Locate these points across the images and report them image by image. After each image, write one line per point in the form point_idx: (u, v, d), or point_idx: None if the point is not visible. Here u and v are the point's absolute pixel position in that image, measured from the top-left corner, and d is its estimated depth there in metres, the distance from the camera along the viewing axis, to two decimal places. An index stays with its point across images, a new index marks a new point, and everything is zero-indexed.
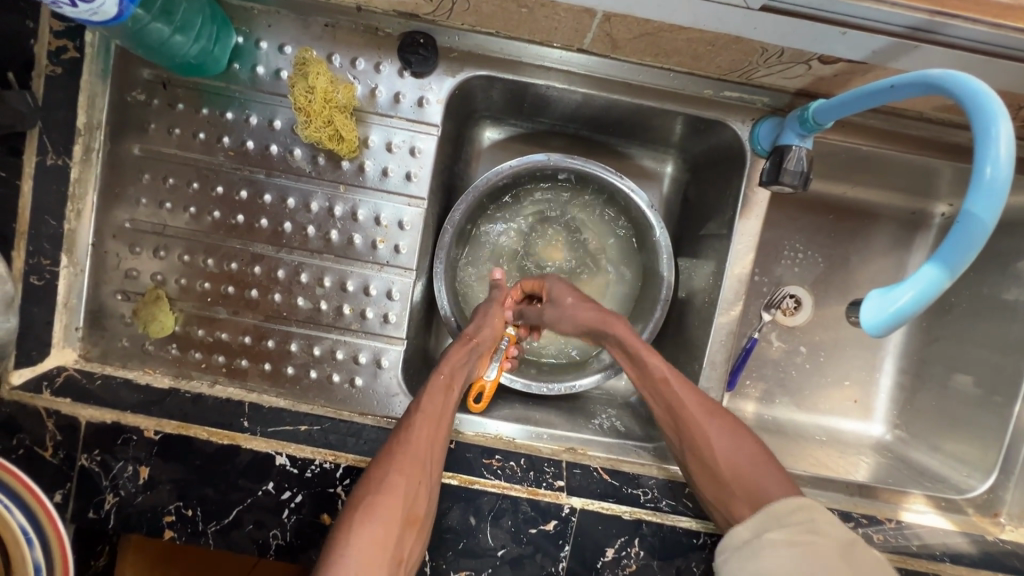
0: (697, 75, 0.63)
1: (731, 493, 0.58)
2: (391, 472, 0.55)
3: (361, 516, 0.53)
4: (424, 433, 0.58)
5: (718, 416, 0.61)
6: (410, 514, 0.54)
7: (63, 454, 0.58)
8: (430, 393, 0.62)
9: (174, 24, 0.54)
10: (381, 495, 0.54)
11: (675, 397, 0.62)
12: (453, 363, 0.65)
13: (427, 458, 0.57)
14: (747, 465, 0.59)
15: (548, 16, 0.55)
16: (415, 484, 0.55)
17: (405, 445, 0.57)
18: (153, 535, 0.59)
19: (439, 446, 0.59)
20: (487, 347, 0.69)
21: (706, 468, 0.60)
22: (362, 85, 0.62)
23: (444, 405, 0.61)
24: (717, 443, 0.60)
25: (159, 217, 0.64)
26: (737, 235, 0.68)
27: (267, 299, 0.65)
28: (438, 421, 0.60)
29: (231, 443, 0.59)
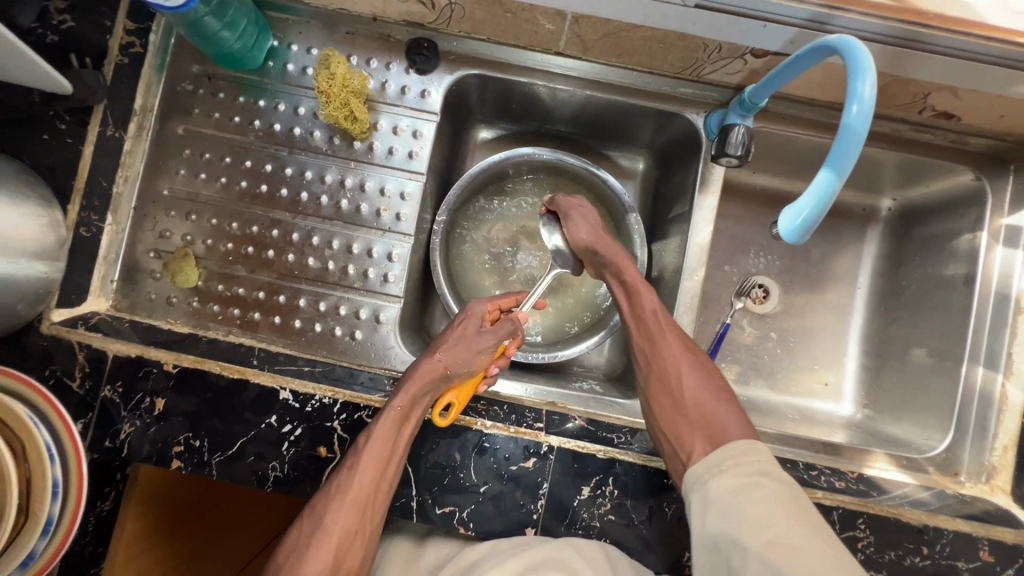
0: (656, 74, 0.75)
1: (694, 430, 0.66)
2: (331, 514, 0.60)
3: (303, 552, 0.60)
4: (365, 477, 0.60)
5: (691, 358, 0.70)
6: (342, 563, 0.61)
7: (89, 383, 0.64)
8: (380, 430, 0.62)
9: (223, 21, 0.66)
10: (317, 540, 0.60)
11: (657, 333, 0.71)
12: (410, 395, 0.64)
13: (368, 503, 0.61)
14: (713, 402, 0.68)
15: (529, 19, 0.67)
16: (349, 529, 0.61)
17: (345, 488, 0.60)
18: (162, 464, 0.64)
19: (382, 490, 0.62)
20: (458, 374, 0.68)
21: (676, 404, 0.68)
22: (376, 81, 0.74)
23: (396, 440, 0.62)
24: (690, 383, 0.69)
25: (193, 186, 0.74)
26: (697, 209, 0.77)
27: (282, 259, 0.73)
28: (384, 465, 0.61)
29: (241, 377, 0.65)
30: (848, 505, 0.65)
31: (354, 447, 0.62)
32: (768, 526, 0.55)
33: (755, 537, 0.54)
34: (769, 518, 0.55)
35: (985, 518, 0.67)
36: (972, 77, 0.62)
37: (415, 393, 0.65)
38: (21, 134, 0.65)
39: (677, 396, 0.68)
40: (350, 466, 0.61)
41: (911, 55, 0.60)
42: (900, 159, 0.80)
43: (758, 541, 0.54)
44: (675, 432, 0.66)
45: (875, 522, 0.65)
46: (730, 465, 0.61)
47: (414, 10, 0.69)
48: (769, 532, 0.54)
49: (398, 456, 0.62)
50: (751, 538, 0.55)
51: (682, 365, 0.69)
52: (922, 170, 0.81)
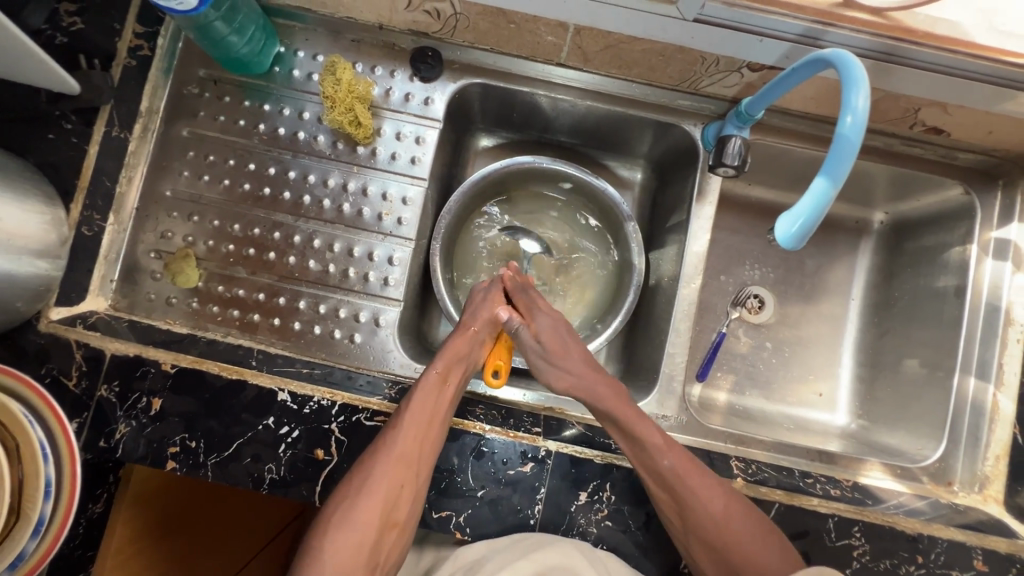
0: (655, 86, 0.77)
1: (725, 563, 0.61)
2: (376, 472, 0.61)
3: (347, 510, 0.60)
4: (412, 434, 0.62)
5: (706, 480, 0.63)
6: (388, 520, 0.61)
7: (86, 381, 0.64)
8: (423, 390, 0.65)
9: (233, 27, 0.67)
10: (362, 497, 0.61)
11: (667, 471, 0.63)
12: (448, 359, 0.68)
13: (415, 463, 0.62)
14: (740, 519, 0.62)
15: (533, 30, 0.68)
16: (396, 487, 0.61)
17: (390, 447, 0.61)
18: (157, 465, 0.64)
19: (426, 451, 0.63)
20: (489, 333, 0.73)
21: (701, 535, 0.61)
22: (380, 88, 0.75)
23: (439, 399, 0.65)
24: (711, 509, 0.62)
25: (197, 188, 0.74)
26: (695, 218, 0.78)
27: (283, 261, 0.74)
28: (428, 424, 0.63)
29: (239, 377, 0.65)
30: (843, 513, 0.66)
31: (398, 408, 0.64)
32: None
33: None
34: None
35: (979, 527, 0.68)
36: (960, 93, 0.65)
37: (452, 357, 0.69)
38: (27, 133, 0.65)
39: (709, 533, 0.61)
40: (395, 425, 0.62)
41: (901, 70, 0.63)
42: (892, 173, 0.82)
43: None
44: (696, 556, 0.62)
45: (870, 531, 0.66)
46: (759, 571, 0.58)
47: (420, 19, 0.71)
48: None
49: (442, 414, 0.65)
50: None
51: (698, 491, 0.62)
52: (913, 184, 0.83)
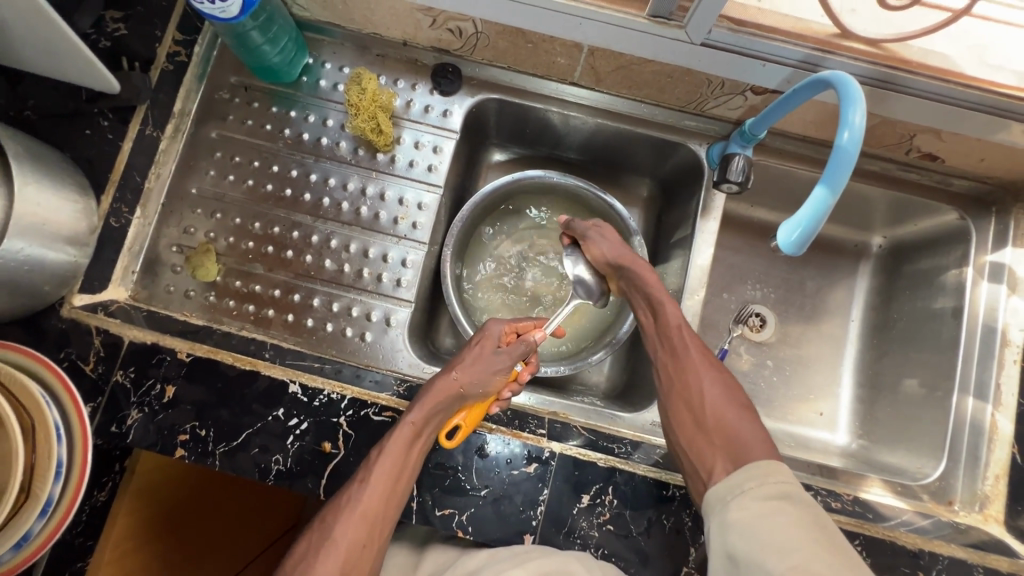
0: (662, 107, 0.80)
1: (716, 449, 0.65)
2: (338, 527, 0.61)
3: (307, 567, 0.60)
4: (376, 492, 0.61)
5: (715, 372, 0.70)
6: None
7: (102, 367, 0.66)
8: (393, 445, 0.62)
9: (267, 37, 0.71)
10: (324, 553, 0.60)
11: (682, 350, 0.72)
12: (425, 411, 0.65)
13: (378, 518, 0.61)
14: (736, 420, 0.67)
15: (549, 50, 0.73)
16: (358, 540, 0.61)
17: (353, 503, 0.61)
18: (166, 453, 0.64)
19: (389, 508, 0.62)
20: (473, 393, 0.69)
21: (698, 419, 0.68)
22: (402, 100, 0.79)
23: (407, 455, 0.63)
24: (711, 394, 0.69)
25: (221, 187, 0.77)
26: (699, 232, 0.81)
27: (299, 259, 0.76)
28: (394, 481, 0.61)
29: (253, 368, 0.67)
30: (843, 525, 0.66)
31: (363, 463, 0.63)
32: (794, 551, 0.52)
33: (778, 563, 0.52)
34: (791, 542, 0.53)
35: (980, 546, 0.68)
36: (952, 120, 0.68)
37: (430, 407, 0.66)
38: (66, 127, 0.69)
39: (699, 412, 0.68)
40: (358, 481, 0.61)
41: (895, 96, 0.67)
42: (889, 197, 0.85)
43: (779, 566, 0.52)
44: (694, 446, 0.66)
45: (871, 544, 0.66)
46: (755, 485, 0.60)
47: (442, 36, 0.75)
48: (793, 557, 0.52)
49: (410, 470, 0.63)
50: (774, 563, 0.52)
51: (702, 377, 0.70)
52: (909, 209, 0.86)
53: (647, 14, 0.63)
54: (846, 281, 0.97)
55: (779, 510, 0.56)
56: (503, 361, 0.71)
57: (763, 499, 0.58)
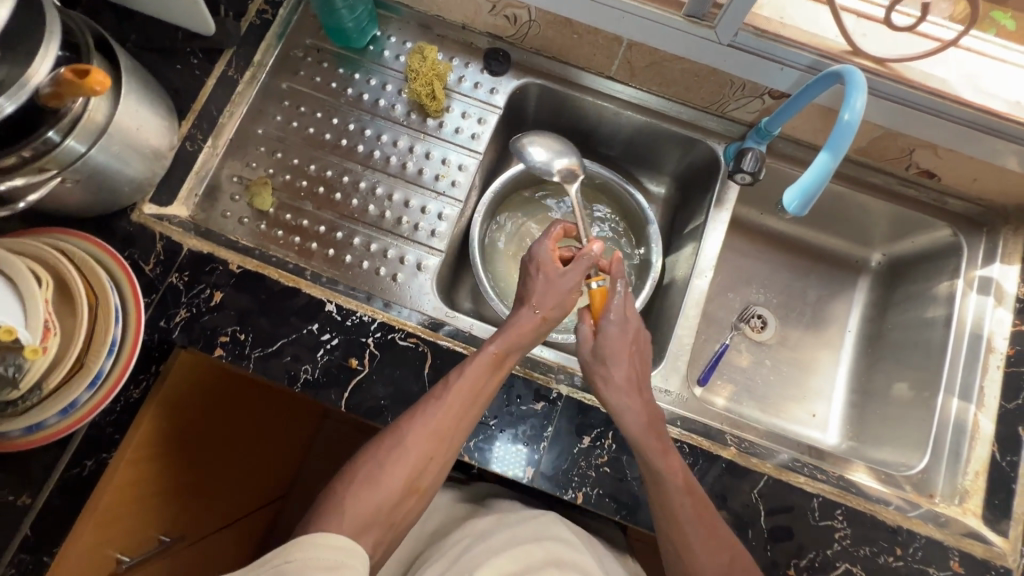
0: (688, 106, 0.89)
1: None
2: (415, 432, 0.63)
3: (381, 465, 0.63)
4: (453, 405, 0.65)
5: (702, 513, 0.63)
6: (413, 484, 0.64)
7: (160, 268, 0.72)
8: (474, 368, 0.66)
9: (347, 3, 0.81)
10: (394, 459, 0.63)
11: (670, 492, 0.63)
12: (507, 342, 0.68)
13: (449, 433, 0.65)
14: (721, 563, 0.62)
15: (592, 42, 0.82)
16: (427, 452, 0.64)
17: (431, 414, 0.64)
18: (206, 351, 0.70)
19: (462, 424, 0.66)
20: (552, 322, 0.72)
21: (679, 557, 0.63)
22: (455, 75, 0.88)
23: (484, 381, 0.67)
24: (698, 543, 0.62)
25: (284, 131, 0.86)
26: (712, 220, 0.87)
27: (346, 202, 0.83)
28: (472, 397, 0.65)
29: (295, 285, 0.73)
30: (826, 495, 0.71)
31: (444, 381, 0.66)
32: None
33: None
34: None
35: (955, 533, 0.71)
36: (947, 136, 0.76)
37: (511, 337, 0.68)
38: (161, 60, 0.78)
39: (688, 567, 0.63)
40: (439, 395, 0.65)
41: (897, 108, 0.75)
42: (889, 211, 0.92)
43: None
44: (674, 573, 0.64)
45: (852, 516, 0.70)
46: None
47: (498, 23, 0.85)
48: None
49: (485, 394, 0.67)
50: None
51: (688, 526, 0.62)
52: (907, 224, 0.93)
53: (682, 14, 0.72)
54: (845, 292, 1.03)
55: None
56: (575, 274, 0.73)
57: None
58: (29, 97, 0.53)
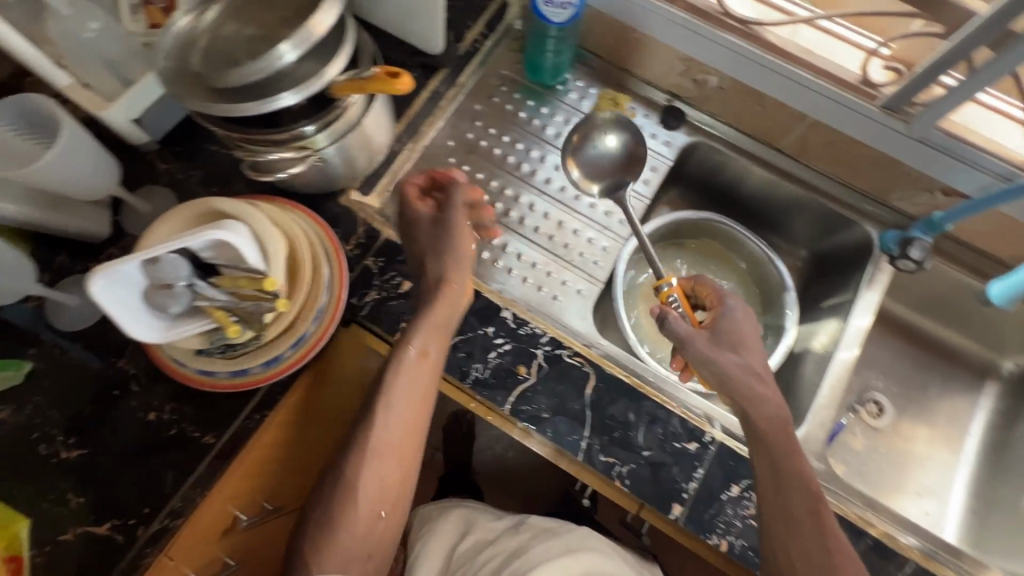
0: (851, 188, 0.92)
1: None
2: (358, 479, 0.65)
3: (342, 515, 0.64)
4: (398, 411, 0.67)
5: (812, 522, 0.63)
6: (373, 505, 0.66)
7: (359, 249, 0.79)
8: (403, 371, 0.68)
9: (555, 46, 0.89)
10: (359, 488, 0.65)
11: (790, 494, 0.63)
12: (426, 337, 0.69)
13: (392, 440, 0.67)
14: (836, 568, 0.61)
15: (775, 115, 0.88)
16: (376, 465, 0.66)
17: (377, 464, 0.66)
18: (389, 333, 0.75)
19: (407, 470, 0.68)
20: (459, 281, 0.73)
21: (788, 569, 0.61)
22: (633, 124, 0.95)
23: (416, 381, 0.68)
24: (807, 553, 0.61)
25: (471, 146, 0.92)
26: (863, 297, 0.89)
27: (519, 221, 0.89)
28: (418, 400, 0.68)
29: (477, 287, 0.78)
30: None
31: (373, 424, 0.67)
32: None
33: None
34: None
35: None
36: None
37: (431, 331, 0.70)
38: None
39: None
40: (370, 441, 0.66)
41: None
42: None
43: None
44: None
45: None
46: None
47: (683, 84, 0.92)
48: None
49: (421, 389, 0.68)
50: None
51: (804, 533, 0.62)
52: None
53: (879, 105, 0.78)
54: (969, 395, 1.02)
55: None
56: (465, 272, 0.73)
57: None
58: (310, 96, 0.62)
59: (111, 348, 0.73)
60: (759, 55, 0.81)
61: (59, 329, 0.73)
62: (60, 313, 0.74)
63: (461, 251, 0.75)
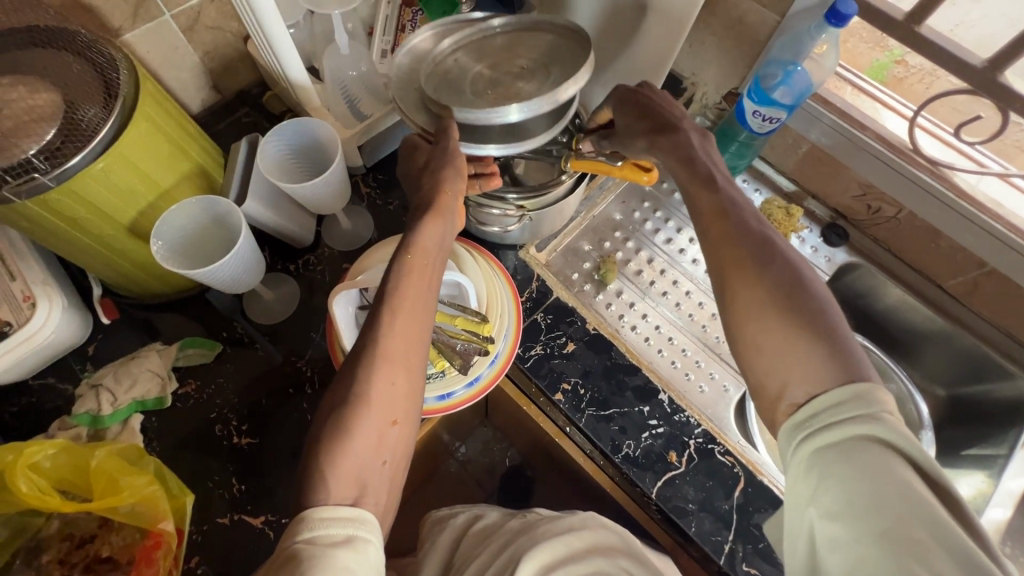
0: (1014, 342, 0.90)
1: (788, 372, 0.49)
2: (370, 387, 0.53)
3: (349, 428, 0.51)
4: (407, 311, 0.56)
5: (752, 264, 0.53)
6: (393, 417, 0.54)
7: (530, 303, 0.84)
8: (411, 269, 0.58)
9: (734, 151, 0.94)
10: (378, 394, 0.53)
11: (720, 243, 0.55)
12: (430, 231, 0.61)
13: (416, 357, 0.56)
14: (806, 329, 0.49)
15: (950, 254, 0.89)
16: (405, 379, 0.55)
17: (391, 372, 0.54)
18: (548, 391, 0.78)
19: (416, 383, 0.56)
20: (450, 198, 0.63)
21: (752, 342, 0.52)
22: (798, 235, 0.98)
23: (418, 273, 0.58)
24: (757, 297, 0.51)
25: (637, 223, 0.96)
26: (1016, 456, 0.85)
27: (675, 303, 0.91)
28: (420, 299, 0.58)
29: (637, 364, 0.80)
30: None
31: (379, 323, 0.55)
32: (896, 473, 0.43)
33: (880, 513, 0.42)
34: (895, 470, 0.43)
35: None
36: None
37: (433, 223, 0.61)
38: None
39: (758, 336, 0.51)
40: (378, 343, 0.54)
41: None
42: None
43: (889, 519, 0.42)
44: (755, 366, 0.52)
45: None
46: (841, 419, 0.46)
47: (853, 206, 0.95)
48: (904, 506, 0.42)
49: (429, 296, 0.59)
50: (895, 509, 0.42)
51: (745, 281, 0.53)
52: None
53: None
54: None
55: (842, 405, 0.46)
56: (461, 181, 0.64)
57: (838, 408, 0.46)
58: (511, 153, 0.65)
59: (294, 347, 0.78)
60: (949, 198, 0.82)
61: (253, 320, 0.79)
62: (256, 305, 0.80)
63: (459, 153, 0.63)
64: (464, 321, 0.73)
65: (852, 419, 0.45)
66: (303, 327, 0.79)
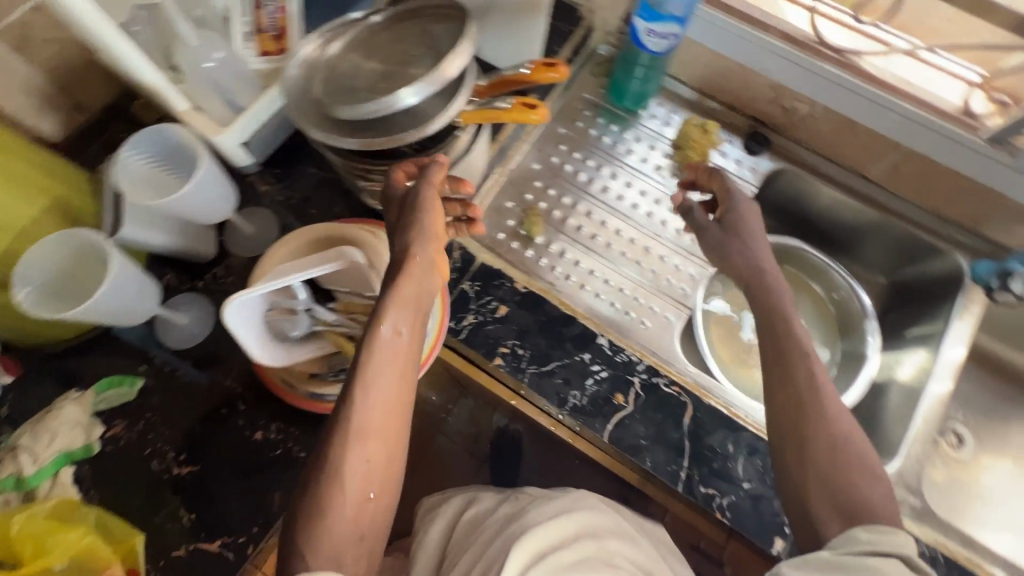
0: (941, 219, 0.91)
1: (821, 494, 0.55)
2: (347, 464, 0.52)
3: (327, 504, 0.51)
4: (383, 382, 0.54)
5: (834, 402, 0.59)
6: (373, 493, 0.53)
7: (455, 273, 0.81)
8: (378, 337, 0.54)
9: (642, 74, 0.90)
10: (354, 474, 0.52)
11: (786, 375, 0.61)
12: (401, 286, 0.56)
13: (394, 431, 0.54)
14: (861, 467, 0.56)
15: (869, 142, 0.87)
16: (382, 455, 0.53)
17: (365, 447, 0.52)
18: (486, 358, 0.76)
19: (397, 453, 0.55)
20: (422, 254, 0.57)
21: (799, 462, 0.57)
22: (718, 150, 0.95)
23: (397, 341, 0.55)
24: (824, 431, 0.57)
25: (556, 170, 0.93)
26: (952, 329, 0.87)
27: (606, 244, 0.89)
28: (401, 371, 0.55)
29: (572, 314, 0.79)
30: None
31: (353, 399, 0.53)
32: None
33: None
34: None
35: None
36: None
37: (407, 291, 0.56)
38: None
39: (813, 448, 0.57)
40: (350, 420, 0.52)
41: None
42: None
43: None
44: (799, 478, 0.57)
45: None
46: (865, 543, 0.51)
47: (770, 111, 0.93)
48: None
49: (410, 366, 0.56)
50: None
51: (811, 404, 0.58)
52: None
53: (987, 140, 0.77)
54: None
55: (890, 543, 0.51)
56: (432, 247, 0.58)
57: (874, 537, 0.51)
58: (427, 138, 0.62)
59: (219, 366, 0.75)
60: (857, 84, 0.81)
61: (169, 347, 0.76)
62: (170, 331, 0.76)
63: (436, 203, 0.60)
64: (373, 307, 0.67)
65: (882, 548, 0.50)
66: (225, 344, 0.76)
